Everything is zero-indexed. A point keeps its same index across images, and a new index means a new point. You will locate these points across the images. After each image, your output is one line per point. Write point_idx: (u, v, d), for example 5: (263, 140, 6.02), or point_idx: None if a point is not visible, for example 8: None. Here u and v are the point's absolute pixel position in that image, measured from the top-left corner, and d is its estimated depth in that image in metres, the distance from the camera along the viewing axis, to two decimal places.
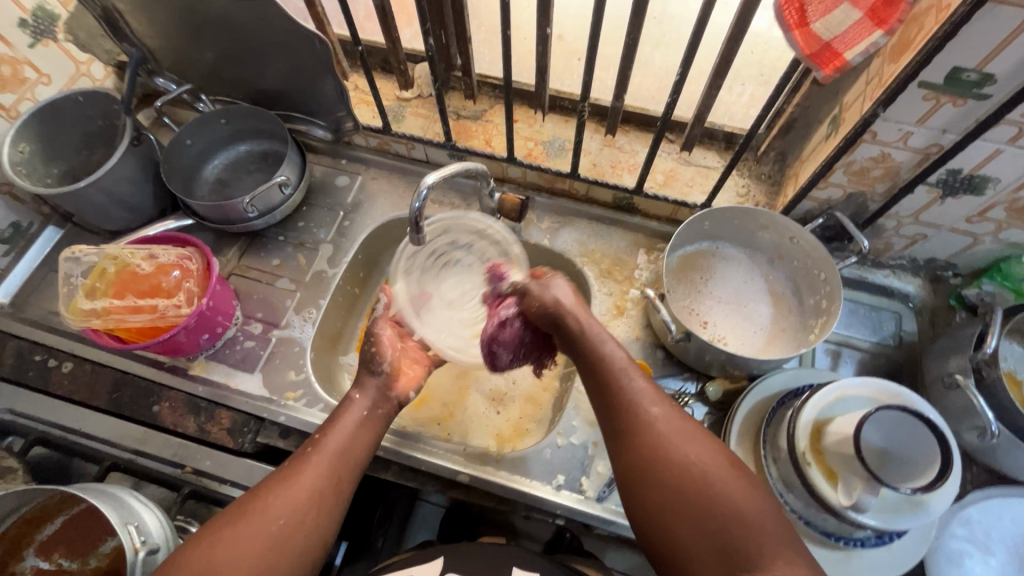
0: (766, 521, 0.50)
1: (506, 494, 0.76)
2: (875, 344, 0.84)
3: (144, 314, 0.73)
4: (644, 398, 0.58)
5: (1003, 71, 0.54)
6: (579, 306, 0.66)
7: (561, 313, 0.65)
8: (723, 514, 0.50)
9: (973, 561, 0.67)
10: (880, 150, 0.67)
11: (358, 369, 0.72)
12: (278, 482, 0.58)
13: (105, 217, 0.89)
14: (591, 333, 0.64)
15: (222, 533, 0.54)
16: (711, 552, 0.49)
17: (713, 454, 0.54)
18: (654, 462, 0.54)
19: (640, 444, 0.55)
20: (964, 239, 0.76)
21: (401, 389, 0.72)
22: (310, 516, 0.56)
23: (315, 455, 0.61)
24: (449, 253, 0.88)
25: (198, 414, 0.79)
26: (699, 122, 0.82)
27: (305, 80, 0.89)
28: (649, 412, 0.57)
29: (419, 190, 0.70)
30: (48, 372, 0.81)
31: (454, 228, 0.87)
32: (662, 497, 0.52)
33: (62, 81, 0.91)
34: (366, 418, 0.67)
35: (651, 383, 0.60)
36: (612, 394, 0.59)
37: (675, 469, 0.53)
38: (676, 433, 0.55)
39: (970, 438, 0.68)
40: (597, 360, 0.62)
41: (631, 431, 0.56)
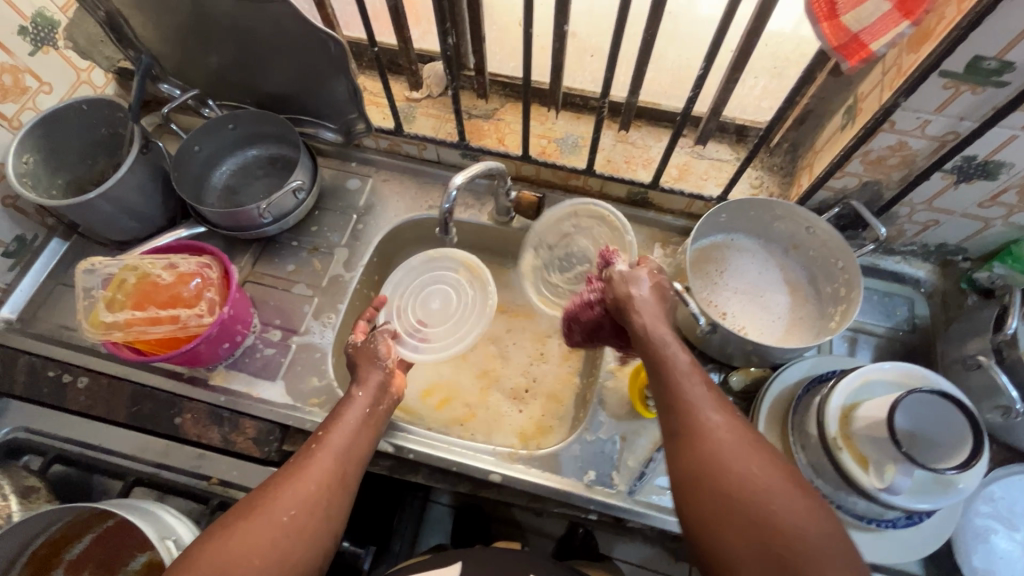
0: (825, 540, 0.48)
1: (538, 492, 0.76)
2: (889, 329, 0.86)
3: (164, 325, 0.72)
4: (704, 402, 0.57)
5: (1022, 59, 0.55)
6: (658, 304, 0.67)
7: (631, 310, 0.66)
8: (778, 525, 0.49)
9: (999, 537, 0.69)
10: (897, 139, 0.68)
11: (355, 363, 0.71)
12: (285, 478, 0.57)
13: (115, 227, 0.87)
14: (659, 333, 0.63)
15: (230, 527, 0.53)
16: (764, 566, 0.48)
17: (773, 466, 0.52)
18: (710, 468, 0.53)
19: (698, 449, 0.54)
20: (975, 224, 0.78)
21: (397, 387, 0.72)
22: (318, 512, 0.56)
23: (320, 451, 0.60)
24: (569, 237, 0.86)
25: (222, 425, 0.78)
26: (715, 116, 0.82)
27: (316, 82, 0.88)
28: (708, 419, 0.56)
29: (448, 191, 0.72)
30: (63, 389, 0.79)
31: (578, 213, 0.86)
32: (714, 501, 0.52)
33: (63, 89, 0.89)
34: (370, 415, 0.66)
35: (712, 388, 0.59)
36: (672, 397, 0.58)
37: (733, 476, 0.52)
38: (737, 441, 0.54)
39: (992, 417, 0.70)
40: (662, 362, 0.61)
41: (688, 435, 0.56)
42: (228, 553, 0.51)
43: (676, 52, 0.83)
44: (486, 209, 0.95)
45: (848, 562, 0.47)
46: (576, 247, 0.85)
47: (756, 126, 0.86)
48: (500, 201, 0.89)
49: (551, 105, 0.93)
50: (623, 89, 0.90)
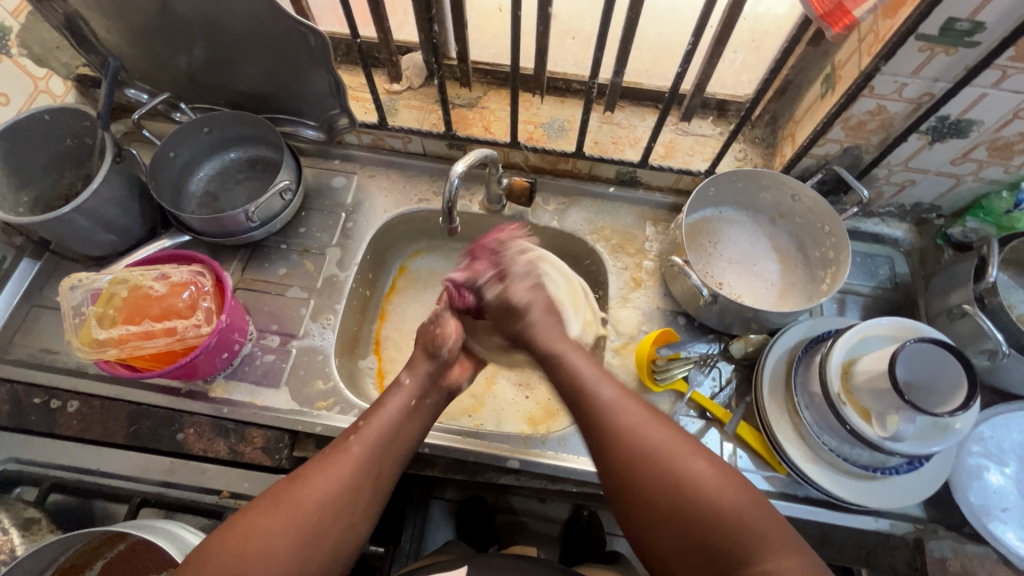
0: (754, 524, 0.51)
1: (557, 474, 0.77)
2: (874, 288, 0.90)
3: (160, 339, 0.69)
4: (619, 408, 0.59)
5: (992, 19, 0.58)
6: (550, 314, 0.71)
7: (522, 317, 0.70)
8: (710, 520, 0.51)
9: (991, 473, 0.73)
10: (876, 103, 0.71)
11: (417, 348, 0.72)
12: (312, 472, 0.56)
13: (92, 242, 0.82)
14: (554, 351, 0.66)
15: (256, 518, 0.52)
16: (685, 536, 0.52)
17: (692, 453, 0.55)
18: (637, 471, 0.55)
19: (622, 457, 0.56)
20: (949, 181, 0.82)
21: (455, 378, 0.72)
22: (347, 510, 0.55)
23: (355, 445, 0.59)
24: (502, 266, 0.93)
25: (228, 437, 0.76)
26: (699, 91, 0.84)
27: (294, 78, 0.85)
28: (607, 400, 0.60)
29: (450, 179, 0.71)
30: (52, 415, 0.76)
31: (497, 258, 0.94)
32: (646, 505, 0.54)
33: (20, 100, 0.84)
34: (413, 405, 0.65)
35: (621, 389, 0.61)
36: (589, 407, 0.60)
37: (657, 476, 0.54)
38: (658, 436, 0.56)
39: (979, 361, 0.74)
40: (569, 376, 0.63)
41: (611, 443, 0.57)
42: (249, 546, 0.50)
43: (657, 30, 0.84)
44: (477, 199, 0.95)
45: (783, 539, 0.50)
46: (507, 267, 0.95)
47: (736, 100, 0.89)
48: (493, 190, 0.89)
49: (536, 90, 0.93)
50: (606, 70, 0.90)
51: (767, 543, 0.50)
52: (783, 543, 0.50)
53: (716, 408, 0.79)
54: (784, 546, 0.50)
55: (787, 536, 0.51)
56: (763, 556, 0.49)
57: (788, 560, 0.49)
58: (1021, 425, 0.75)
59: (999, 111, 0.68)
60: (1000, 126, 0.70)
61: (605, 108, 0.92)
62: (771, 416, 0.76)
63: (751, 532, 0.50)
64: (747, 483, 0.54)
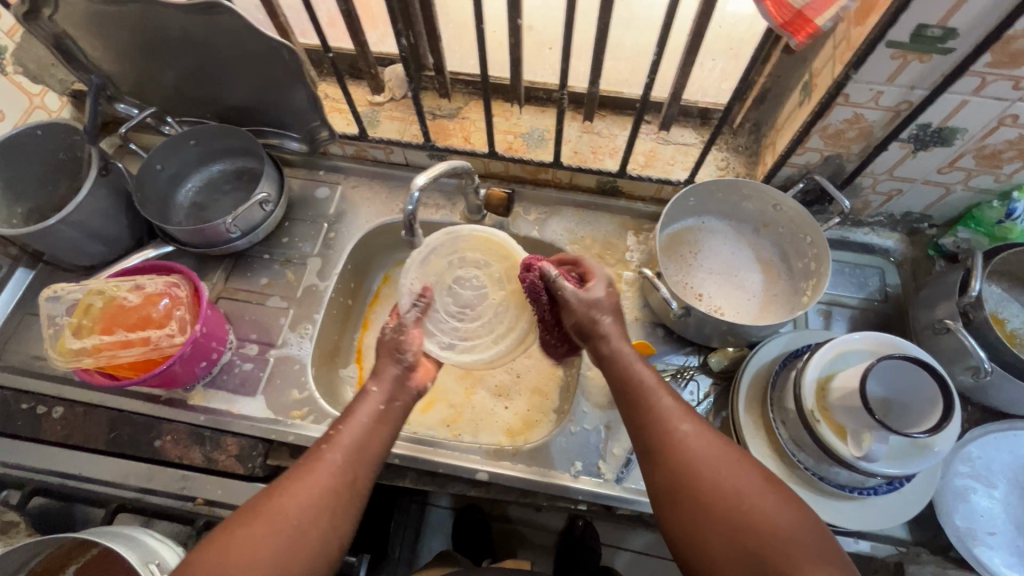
0: (804, 535, 0.51)
1: (527, 487, 0.77)
2: (862, 300, 0.87)
3: (136, 348, 0.71)
4: (674, 416, 0.60)
5: (965, 25, 0.56)
6: (618, 322, 0.68)
7: (599, 335, 0.67)
8: (756, 525, 0.53)
9: (979, 496, 0.70)
10: (853, 112, 0.69)
11: (378, 354, 0.68)
12: (292, 482, 0.57)
13: (81, 252, 0.85)
14: (622, 356, 0.66)
15: (233, 533, 0.53)
16: (726, 539, 0.53)
17: (737, 462, 0.57)
18: (682, 482, 0.57)
19: (673, 463, 0.58)
20: (937, 190, 0.79)
21: (420, 379, 0.68)
22: (325, 519, 0.56)
23: (330, 451, 0.59)
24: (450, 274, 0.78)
25: (204, 444, 0.77)
26: (676, 100, 0.83)
27: (276, 93, 0.87)
28: (662, 402, 0.62)
29: (410, 192, 0.70)
30: (37, 420, 0.78)
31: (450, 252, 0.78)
32: (696, 514, 0.55)
33: (16, 116, 0.87)
34: (383, 412, 0.64)
35: (676, 399, 0.63)
36: (645, 414, 0.61)
37: (699, 484, 0.56)
38: (702, 447, 0.58)
39: (964, 379, 0.72)
40: (629, 378, 0.64)
41: (664, 448, 0.59)
42: (230, 562, 0.51)
43: (632, 39, 0.83)
44: (457, 210, 0.96)
45: (826, 546, 0.51)
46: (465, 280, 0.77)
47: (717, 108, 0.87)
48: (470, 200, 0.90)
49: (514, 100, 0.93)
50: (584, 80, 0.89)
51: (815, 550, 0.50)
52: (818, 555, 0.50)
53: None
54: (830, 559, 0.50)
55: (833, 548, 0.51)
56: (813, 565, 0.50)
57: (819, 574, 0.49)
58: (1011, 445, 0.72)
59: (983, 118, 0.66)
60: (985, 133, 0.68)
61: (584, 117, 0.91)
62: (746, 433, 0.74)
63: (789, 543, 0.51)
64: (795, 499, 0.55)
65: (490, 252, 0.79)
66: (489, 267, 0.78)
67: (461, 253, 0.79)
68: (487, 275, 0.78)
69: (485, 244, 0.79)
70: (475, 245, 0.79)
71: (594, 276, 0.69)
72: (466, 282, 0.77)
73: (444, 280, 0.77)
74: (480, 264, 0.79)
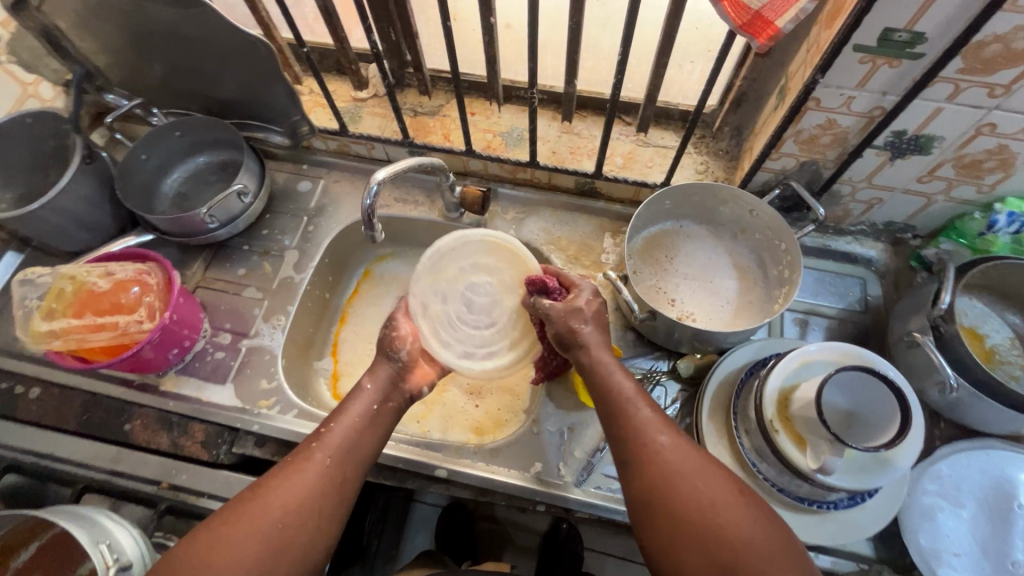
0: (778, 551, 0.49)
1: (482, 485, 0.77)
2: (842, 310, 0.85)
3: (106, 332, 0.73)
4: (652, 427, 0.59)
5: (932, 29, 0.54)
6: (600, 332, 0.68)
7: (579, 345, 0.67)
8: (731, 540, 0.50)
9: (946, 515, 0.68)
10: (826, 117, 0.67)
11: (375, 354, 0.72)
12: (278, 481, 0.56)
13: (65, 238, 0.87)
14: (604, 367, 0.65)
15: (218, 530, 0.53)
16: (702, 555, 0.51)
17: (712, 475, 0.55)
18: (656, 495, 0.55)
19: (648, 474, 0.56)
20: (918, 200, 0.77)
21: (414, 382, 0.70)
22: (312, 522, 0.55)
23: (322, 452, 0.60)
24: (460, 281, 0.74)
25: (171, 430, 0.79)
26: (651, 102, 0.82)
27: (258, 86, 0.88)
28: (639, 412, 0.60)
29: (369, 185, 0.71)
30: (15, 400, 0.81)
31: (460, 258, 0.75)
32: (670, 529, 0.53)
33: (9, 104, 0.89)
34: (376, 412, 0.65)
35: (654, 410, 0.61)
36: (626, 425, 0.60)
37: (675, 498, 0.54)
38: (679, 460, 0.56)
39: (935, 395, 0.70)
40: (607, 389, 0.64)
41: (641, 459, 0.57)
42: (210, 559, 0.51)
43: (610, 39, 0.83)
44: (435, 207, 0.96)
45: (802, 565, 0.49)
46: (474, 287, 0.74)
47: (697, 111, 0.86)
48: (446, 198, 0.90)
49: (493, 99, 0.93)
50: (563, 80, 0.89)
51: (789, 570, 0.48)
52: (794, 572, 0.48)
53: None
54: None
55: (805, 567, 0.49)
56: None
57: None
58: (982, 464, 0.70)
59: (959, 126, 0.64)
60: (963, 142, 0.66)
61: (563, 117, 0.91)
62: (707, 440, 0.73)
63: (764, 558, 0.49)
64: (769, 513, 0.53)
65: (502, 257, 0.75)
66: (501, 273, 0.75)
67: (475, 258, 0.75)
68: (501, 282, 0.74)
69: (498, 250, 0.75)
70: (489, 250, 0.75)
71: (578, 288, 0.70)
72: (479, 289, 0.74)
73: (457, 287, 0.74)
74: (492, 269, 0.75)
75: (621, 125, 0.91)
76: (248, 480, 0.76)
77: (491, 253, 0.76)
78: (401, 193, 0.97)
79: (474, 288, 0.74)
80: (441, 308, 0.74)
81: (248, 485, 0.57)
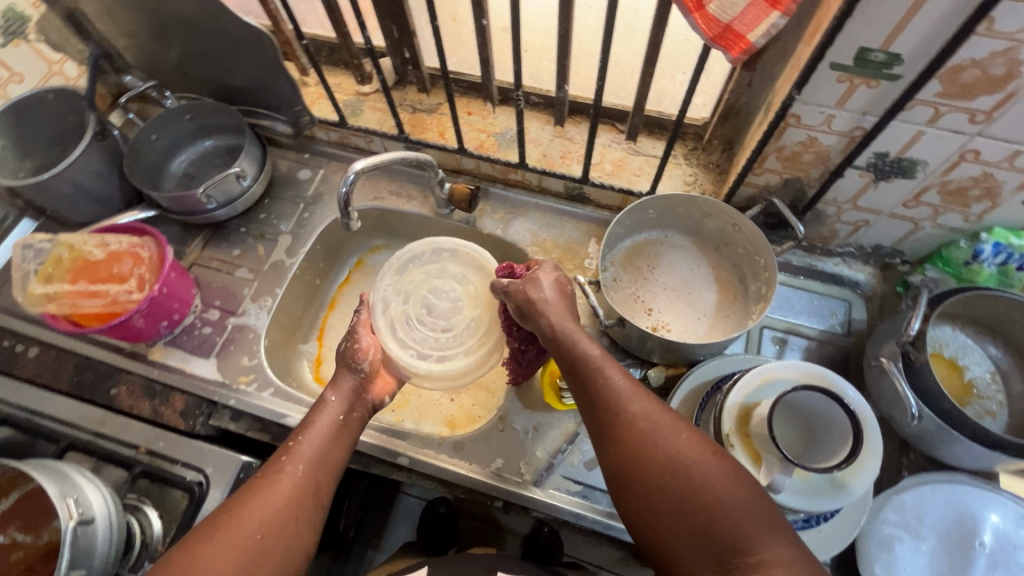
0: (754, 508, 0.49)
1: (441, 476, 0.78)
2: (823, 332, 0.83)
3: (97, 300, 0.79)
4: (623, 395, 0.57)
5: (908, 51, 0.54)
6: (564, 301, 0.66)
7: (538, 313, 0.65)
8: (709, 504, 0.49)
9: (904, 546, 0.67)
10: (806, 134, 0.67)
11: (336, 366, 0.71)
12: (250, 498, 0.56)
13: (75, 209, 0.92)
14: (567, 333, 0.63)
15: (193, 550, 0.52)
16: (682, 522, 0.50)
17: (688, 440, 0.53)
18: (633, 464, 0.54)
19: (621, 442, 0.55)
20: (905, 225, 0.76)
21: (378, 392, 0.71)
22: (288, 531, 0.55)
23: (291, 464, 0.59)
24: (424, 285, 0.81)
25: (154, 398, 0.83)
26: (640, 110, 0.83)
27: (263, 76, 0.92)
28: (609, 379, 0.58)
29: (348, 175, 0.75)
30: (15, 358, 0.86)
31: (426, 264, 0.82)
32: (649, 498, 0.52)
33: (35, 80, 0.93)
34: (342, 422, 0.65)
35: (626, 374, 0.59)
36: (598, 394, 0.58)
37: (651, 466, 0.53)
38: (653, 428, 0.54)
39: (903, 423, 0.68)
40: (576, 356, 0.61)
41: (615, 427, 0.56)
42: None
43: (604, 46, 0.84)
44: (427, 202, 0.98)
45: (782, 524, 0.49)
46: (437, 291, 0.80)
47: (688, 122, 0.86)
48: (436, 194, 0.92)
49: (489, 100, 0.95)
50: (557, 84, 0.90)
51: (770, 530, 0.48)
52: (776, 530, 0.48)
53: None
54: (781, 533, 0.48)
55: (782, 519, 0.49)
56: (764, 539, 0.47)
57: (780, 549, 0.47)
58: (947, 498, 0.68)
59: (942, 150, 0.63)
60: (947, 168, 0.65)
61: (556, 121, 0.92)
62: None
63: (745, 521, 0.48)
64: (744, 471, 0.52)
65: (468, 267, 0.81)
66: (465, 282, 0.81)
67: (443, 264, 0.82)
68: (464, 291, 0.80)
69: (465, 260, 0.82)
70: (457, 259, 0.82)
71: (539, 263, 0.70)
72: (442, 295, 0.80)
73: (420, 291, 0.80)
74: (458, 278, 0.81)
75: (613, 133, 0.92)
76: (223, 450, 0.76)
77: (456, 264, 0.82)
78: (395, 187, 1.00)
79: (436, 293, 0.80)
80: (402, 309, 0.79)
81: (222, 503, 0.57)
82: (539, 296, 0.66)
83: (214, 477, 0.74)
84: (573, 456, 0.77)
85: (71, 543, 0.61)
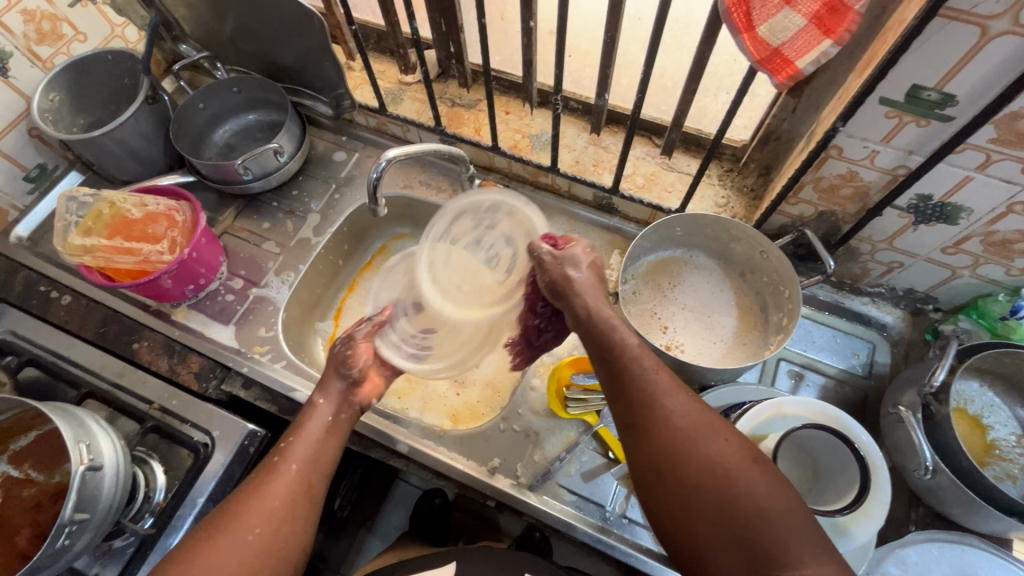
0: (794, 518, 0.48)
1: (436, 467, 0.79)
2: (842, 371, 0.81)
3: (130, 257, 0.81)
4: (660, 389, 0.55)
5: (964, 93, 0.52)
6: (597, 284, 0.64)
7: (573, 293, 0.62)
8: (748, 512, 0.48)
9: None
10: (847, 167, 0.65)
11: (326, 368, 0.68)
12: (244, 499, 0.57)
13: (120, 167, 0.95)
14: (603, 319, 0.60)
15: (190, 552, 0.54)
16: (718, 526, 0.49)
17: (726, 443, 0.52)
18: (669, 461, 0.52)
19: (655, 438, 0.53)
20: (942, 272, 0.73)
21: (365, 396, 0.68)
22: (284, 529, 0.56)
23: (282, 464, 0.59)
24: (470, 236, 0.72)
25: (172, 356, 0.85)
26: (678, 126, 0.82)
27: (309, 56, 0.94)
28: (645, 371, 0.56)
29: (380, 161, 0.75)
30: (49, 303, 0.89)
31: (477, 215, 0.71)
32: (683, 498, 0.51)
33: (97, 41, 0.96)
34: (331, 423, 0.64)
35: (662, 366, 0.57)
36: (632, 386, 0.56)
37: (688, 464, 0.51)
38: (691, 427, 0.53)
39: (915, 476, 0.66)
40: (611, 344, 0.59)
41: (651, 422, 0.54)
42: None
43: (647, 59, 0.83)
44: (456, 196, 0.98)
45: (821, 538, 0.48)
46: (480, 245, 0.71)
47: (727, 144, 0.85)
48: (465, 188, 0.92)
49: (528, 101, 0.95)
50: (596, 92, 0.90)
51: (809, 546, 0.46)
52: (816, 546, 0.47)
53: (619, 449, 0.76)
54: (822, 548, 0.47)
55: (820, 534, 0.48)
56: (805, 554, 0.46)
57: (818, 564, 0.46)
58: (954, 560, 0.66)
59: (990, 200, 0.60)
60: (993, 218, 0.62)
61: (593, 128, 0.91)
62: None
63: (786, 535, 0.47)
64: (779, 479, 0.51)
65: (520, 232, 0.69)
66: (513, 245, 0.70)
67: (496, 219, 0.70)
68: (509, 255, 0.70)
69: (520, 223, 0.69)
70: (512, 217, 0.69)
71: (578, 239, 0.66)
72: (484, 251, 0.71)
73: (462, 241, 0.72)
74: (509, 240, 0.70)
75: (649, 146, 0.91)
76: (231, 416, 0.78)
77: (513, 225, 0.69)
78: (426, 177, 1.01)
79: (480, 249, 0.71)
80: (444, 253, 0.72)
81: (218, 506, 0.58)
82: (569, 274, 0.63)
83: (220, 441, 0.76)
84: (570, 465, 0.77)
85: (78, 487, 0.62)
